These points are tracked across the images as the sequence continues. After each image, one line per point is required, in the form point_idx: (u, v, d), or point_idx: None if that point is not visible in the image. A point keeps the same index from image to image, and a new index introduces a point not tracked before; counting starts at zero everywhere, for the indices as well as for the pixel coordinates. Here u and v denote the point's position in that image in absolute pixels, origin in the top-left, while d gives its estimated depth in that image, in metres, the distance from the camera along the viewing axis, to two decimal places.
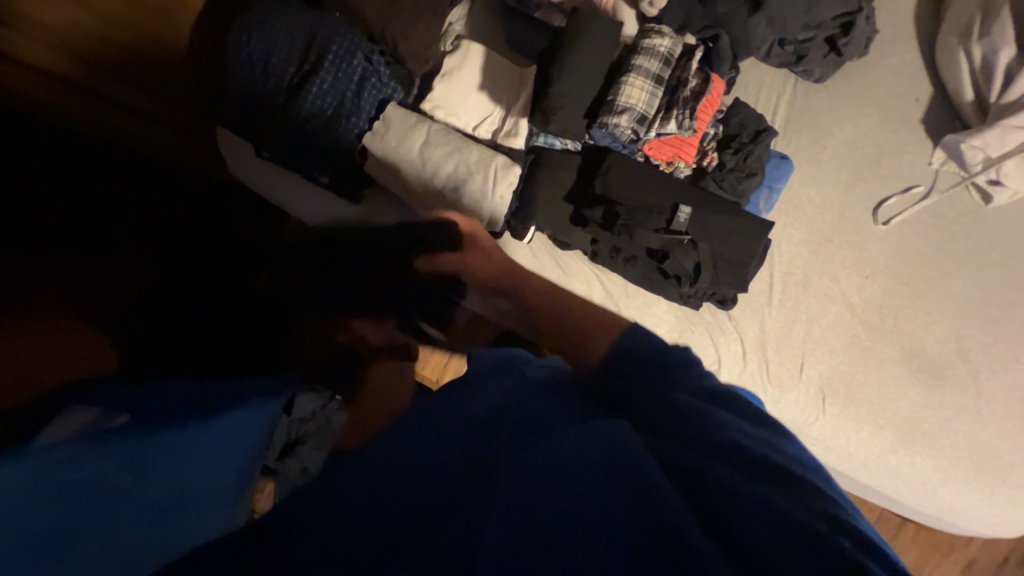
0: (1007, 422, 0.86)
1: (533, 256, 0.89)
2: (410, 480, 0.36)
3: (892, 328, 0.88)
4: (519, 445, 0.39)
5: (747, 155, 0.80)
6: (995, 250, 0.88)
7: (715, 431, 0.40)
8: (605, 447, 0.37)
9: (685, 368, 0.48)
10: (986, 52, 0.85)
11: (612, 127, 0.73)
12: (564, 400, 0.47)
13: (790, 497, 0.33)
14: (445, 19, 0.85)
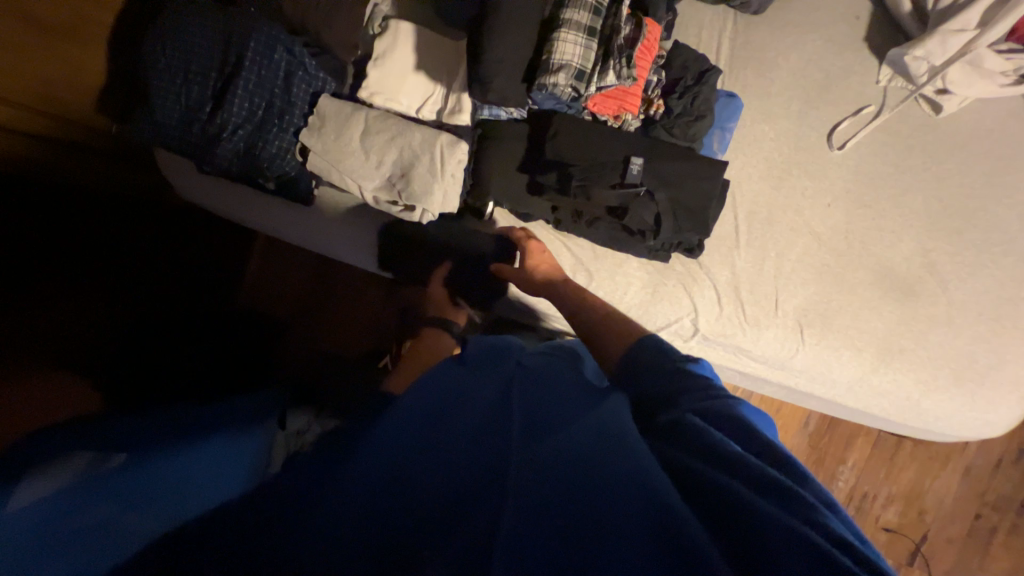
0: (980, 326, 0.87)
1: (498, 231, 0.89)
2: (431, 503, 0.44)
3: (860, 251, 0.88)
4: (563, 437, 0.48)
5: (693, 97, 0.78)
6: (951, 159, 0.88)
7: (727, 446, 0.47)
8: (612, 456, 0.45)
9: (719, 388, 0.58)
10: None
11: (552, 88, 0.71)
12: (584, 408, 0.55)
13: (792, 506, 0.40)
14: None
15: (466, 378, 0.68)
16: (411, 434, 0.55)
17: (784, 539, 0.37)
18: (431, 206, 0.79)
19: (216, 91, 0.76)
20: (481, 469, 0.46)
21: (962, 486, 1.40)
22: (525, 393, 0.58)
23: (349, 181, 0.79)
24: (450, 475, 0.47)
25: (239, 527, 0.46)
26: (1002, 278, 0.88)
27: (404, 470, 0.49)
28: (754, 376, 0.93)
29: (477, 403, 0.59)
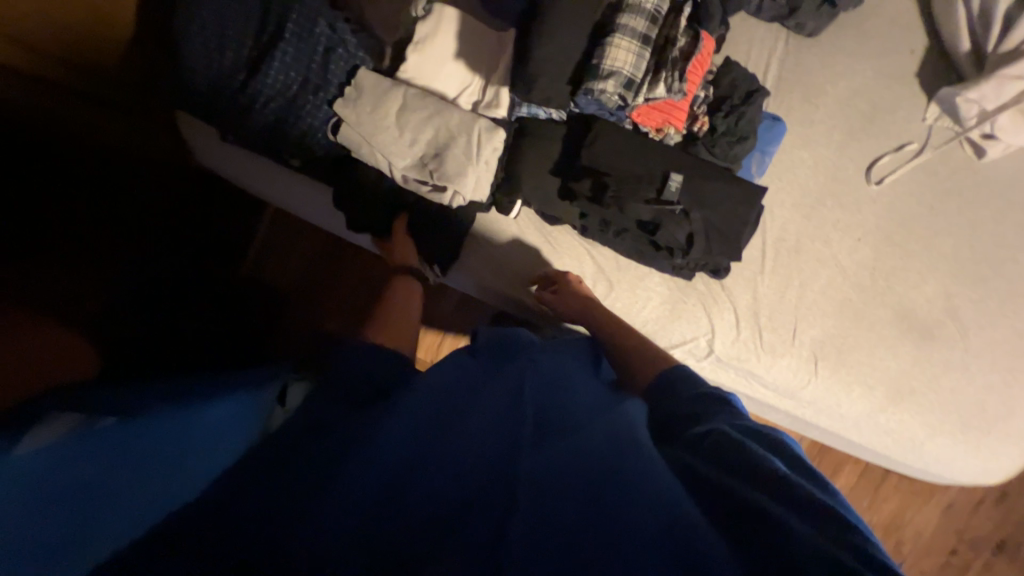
0: (993, 375, 0.87)
1: (522, 229, 0.86)
2: (463, 480, 0.45)
3: (883, 288, 0.88)
4: (582, 438, 0.52)
5: (739, 117, 0.76)
6: (986, 205, 0.87)
7: (756, 454, 0.51)
8: (630, 463, 0.48)
9: (720, 404, 0.64)
10: None
11: (600, 94, 0.69)
12: (599, 416, 0.57)
13: (812, 514, 0.44)
14: None
15: (479, 361, 0.68)
16: (438, 406, 0.56)
17: (807, 545, 0.40)
18: (464, 189, 0.75)
19: (249, 60, 0.74)
20: (490, 455, 0.48)
21: (941, 523, 1.42)
22: (542, 389, 0.60)
23: (380, 160, 0.76)
24: (468, 457, 0.48)
25: (267, 479, 0.46)
26: (1021, 330, 0.88)
27: (424, 441, 0.50)
28: (761, 401, 0.93)
29: (497, 388, 0.61)
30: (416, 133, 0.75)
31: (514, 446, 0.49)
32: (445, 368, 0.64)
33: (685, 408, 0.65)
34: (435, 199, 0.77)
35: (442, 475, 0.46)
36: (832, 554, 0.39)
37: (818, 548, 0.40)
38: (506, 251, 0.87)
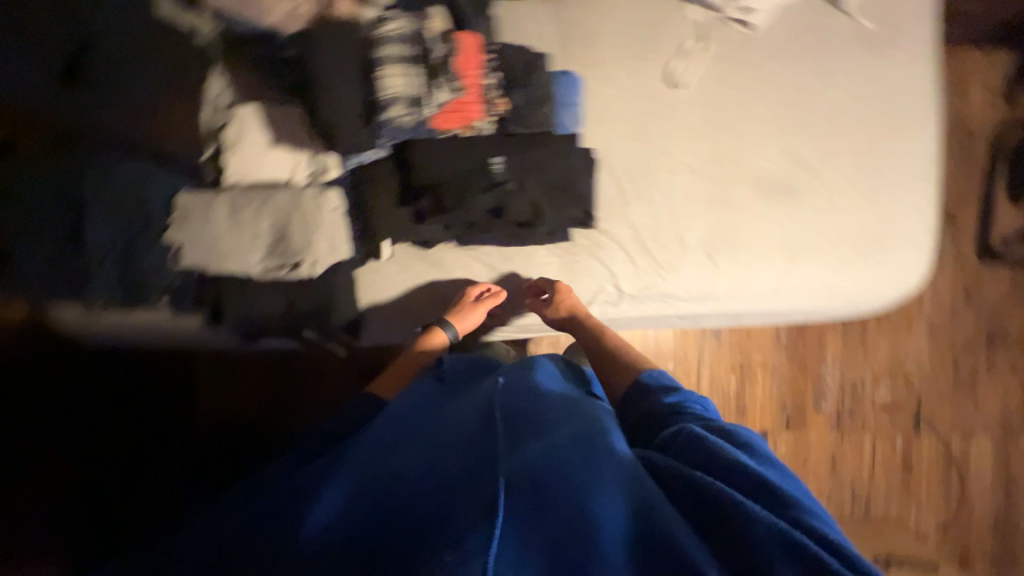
0: (859, 198, 0.94)
1: (407, 262, 0.92)
2: (443, 485, 0.51)
3: (734, 169, 0.95)
4: (560, 441, 0.56)
5: (529, 87, 0.82)
6: (778, 63, 0.95)
7: (718, 447, 0.55)
8: (604, 467, 0.53)
9: (685, 405, 0.67)
10: None
11: (392, 122, 0.75)
12: (567, 419, 0.62)
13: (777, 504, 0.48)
14: (208, 97, 0.81)
15: (446, 392, 0.76)
16: (415, 437, 0.61)
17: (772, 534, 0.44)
18: (320, 253, 0.78)
19: (62, 225, 0.71)
20: (469, 465, 0.53)
21: None
22: (513, 404, 0.66)
23: (235, 266, 0.77)
24: (451, 474, 0.52)
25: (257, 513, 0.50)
26: (864, 150, 0.95)
27: (411, 470, 0.54)
28: (691, 314, 0.97)
29: (464, 409, 0.66)
30: (254, 226, 0.77)
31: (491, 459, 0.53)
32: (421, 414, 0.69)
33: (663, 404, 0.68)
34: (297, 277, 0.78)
35: (432, 494, 0.50)
36: (798, 539, 0.43)
37: (781, 532, 0.44)
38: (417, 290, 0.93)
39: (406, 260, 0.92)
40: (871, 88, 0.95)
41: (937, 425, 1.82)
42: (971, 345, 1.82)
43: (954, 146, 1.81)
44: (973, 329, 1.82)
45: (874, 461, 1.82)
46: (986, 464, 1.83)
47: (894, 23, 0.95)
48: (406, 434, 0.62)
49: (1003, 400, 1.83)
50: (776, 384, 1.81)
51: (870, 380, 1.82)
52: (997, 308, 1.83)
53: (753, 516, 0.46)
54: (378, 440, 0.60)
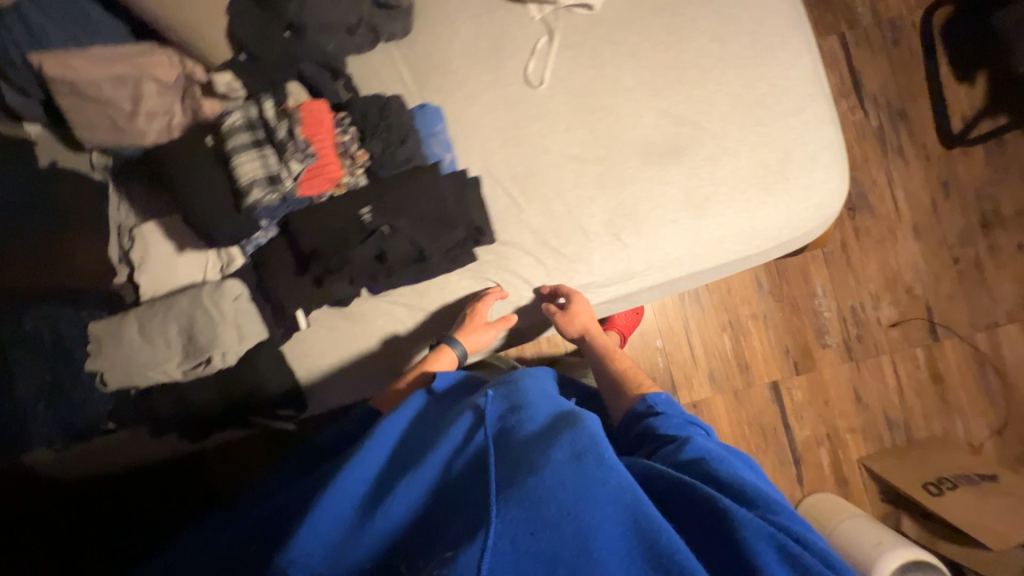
0: (750, 136, 0.92)
1: (330, 322, 0.94)
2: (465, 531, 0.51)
3: (617, 145, 0.94)
4: (553, 448, 0.57)
5: (383, 131, 0.85)
6: (630, 31, 0.94)
7: (720, 468, 0.64)
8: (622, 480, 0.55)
9: (686, 422, 0.76)
10: None
11: (258, 203, 0.77)
12: (574, 424, 0.63)
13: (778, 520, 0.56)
14: (111, 223, 0.90)
15: (435, 412, 0.76)
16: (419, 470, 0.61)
17: (767, 539, 0.53)
18: (230, 341, 0.83)
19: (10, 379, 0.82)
20: (471, 487, 0.56)
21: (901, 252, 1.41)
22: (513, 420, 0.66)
23: (156, 374, 0.81)
24: (459, 500, 0.56)
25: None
26: (741, 88, 0.92)
27: (418, 501, 0.58)
28: (619, 297, 0.96)
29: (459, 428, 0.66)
30: (163, 333, 0.80)
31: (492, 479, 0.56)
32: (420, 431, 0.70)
33: (663, 423, 0.75)
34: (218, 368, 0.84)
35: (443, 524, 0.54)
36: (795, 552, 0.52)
37: (773, 539, 0.52)
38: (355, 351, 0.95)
39: (329, 320, 0.94)
40: (730, 27, 0.93)
41: (956, 328, 1.71)
42: (966, 238, 1.72)
43: (882, 44, 1.74)
44: (963, 220, 1.72)
45: (901, 384, 1.71)
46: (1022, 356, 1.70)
47: None
48: (410, 456, 0.65)
49: (1019, 285, 1.71)
50: (774, 332, 1.73)
51: (871, 301, 1.72)
52: (983, 192, 1.72)
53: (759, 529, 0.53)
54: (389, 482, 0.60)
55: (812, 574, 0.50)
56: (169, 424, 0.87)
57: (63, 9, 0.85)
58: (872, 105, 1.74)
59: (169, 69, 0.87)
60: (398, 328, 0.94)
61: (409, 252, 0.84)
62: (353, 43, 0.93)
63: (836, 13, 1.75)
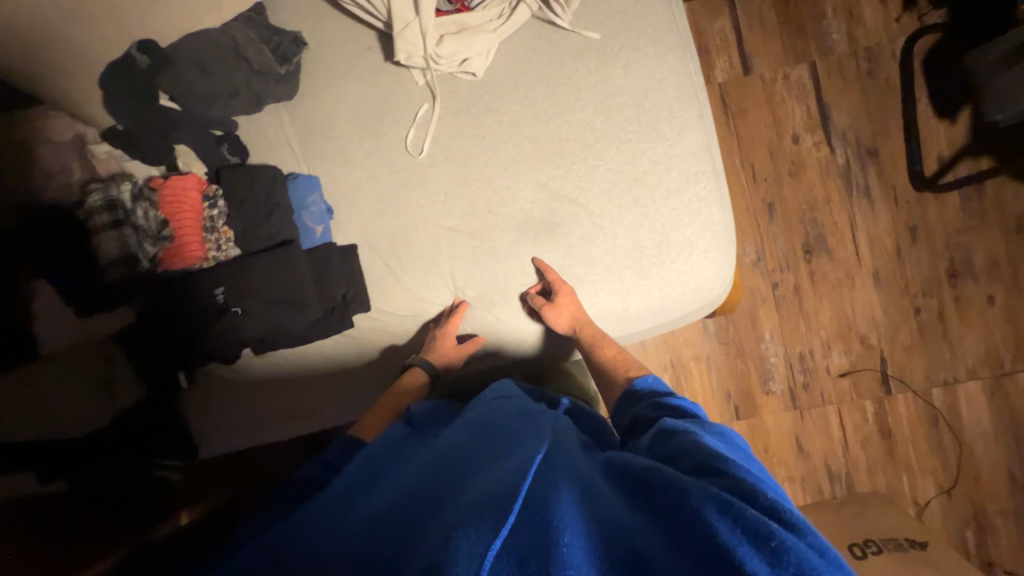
0: (628, 216, 0.89)
1: (230, 377, 1.00)
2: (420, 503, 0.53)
3: (494, 218, 0.93)
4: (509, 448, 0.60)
5: (249, 209, 0.90)
6: (512, 102, 0.92)
7: (689, 442, 0.60)
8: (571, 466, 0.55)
9: (670, 406, 0.73)
10: None
11: (121, 280, 0.85)
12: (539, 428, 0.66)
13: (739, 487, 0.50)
14: None
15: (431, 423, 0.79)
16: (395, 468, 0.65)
17: (712, 501, 0.47)
18: (86, 408, 0.87)
19: None
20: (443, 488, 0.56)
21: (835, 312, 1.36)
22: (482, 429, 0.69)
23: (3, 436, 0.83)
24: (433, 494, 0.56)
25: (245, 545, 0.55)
26: (621, 165, 0.89)
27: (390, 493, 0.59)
28: (493, 367, 0.96)
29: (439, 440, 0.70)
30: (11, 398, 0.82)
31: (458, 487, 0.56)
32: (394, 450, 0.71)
33: (645, 410, 0.72)
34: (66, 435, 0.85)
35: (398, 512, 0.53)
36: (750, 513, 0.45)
37: (714, 496, 0.47)
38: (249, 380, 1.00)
39: (229, 375, 1.00)
40: (617, 99, 0.89)
41: (910, 382, 1.63)
42: (931, 287, 1.62)
43: (856, 75, 1.62)
44: (929, 268, 1.62)
45: (846, 435, 1.64)
46: (979, 415, 1.61)
47: (624, 26, 0.89)
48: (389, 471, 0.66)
49: (984, 341, 1.61)
50: (716, 374, 1.67)
51: (821, 349, 1.65)
52: (954, 240, 1.61)
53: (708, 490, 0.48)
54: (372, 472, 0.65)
55: (756, 528, 0.44)
56: (48, 480, 0.86)
57: None
58: (841, 141, 1.63)
59: (63, 130, 0.87)
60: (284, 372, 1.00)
61: (264, 328, 0.89)
62: (235, 107, 0.92)
63: (808, 39, 1.63)
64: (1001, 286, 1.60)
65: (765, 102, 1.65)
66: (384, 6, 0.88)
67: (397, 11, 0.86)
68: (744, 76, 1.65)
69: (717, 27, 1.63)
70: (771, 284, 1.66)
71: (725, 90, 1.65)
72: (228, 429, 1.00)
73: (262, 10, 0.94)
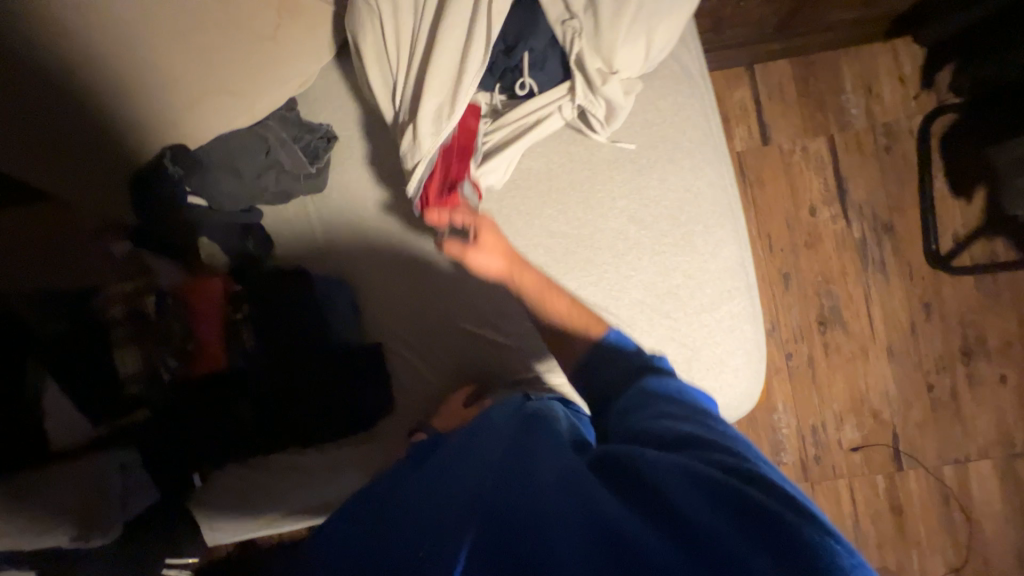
0: (657, 329, 0.88)
1: (242, 474, 0.92)
2: (402, 553, 0.51)
3: (521, 319, 0.93)
4: (486, 476, 0.56)
5: (286, 309, 0.91)
6: (546, 208, 0.90)
7: (684, 429, 0.55)
8: (556, 484, 0.50)
9: (633, 365, 0.68)
10: (393, 77, 0.83)
11: (134, 393, 0.87)
12: (517, 441, 0.61)
13: (732, 468, 0.48)
14: None
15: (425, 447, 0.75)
16: (386, 506, 0.62)
17: (720, 515, 0.42)
18: (112, 513, 0.84)
19: None
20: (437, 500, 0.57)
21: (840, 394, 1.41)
22: (461, 456, 0.64)
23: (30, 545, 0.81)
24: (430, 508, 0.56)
25: None
26: (654, 277, 0.88)
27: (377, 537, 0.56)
28: None
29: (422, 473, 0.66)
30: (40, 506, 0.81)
31: (442, 516, 0.53)
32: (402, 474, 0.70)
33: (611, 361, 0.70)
34: (92, 543, 0.83)
35: (394, 538, 0.54)
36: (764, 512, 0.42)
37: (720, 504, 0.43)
38: (261, 482, 0.93)
39: (230, 474, 0.92)
40: (651, 211, 0.89)
41: (922, 458, 1.62)
42: (944, 363, 1.62)
43: (874, 150, 1.63)
44: (942, 345, 1.62)
45: (856, 509, 1.63)
46: (990, 494, 1.60)
47: (660, 138, 0.88)
48: (378, 508, 0.63)
49: (996, 419, 1.61)
50: None
51: (833, 422, 1.64)
52: (968, 317, 1.61)
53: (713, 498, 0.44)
54: (371, 512, 0.63)
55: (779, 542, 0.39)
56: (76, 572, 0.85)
57: None
58: (857, 214, 1.64)
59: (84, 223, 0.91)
60: (299, 466, 0.93)
61: (295, 421, 0.91)
62: (263, 202, 0.90)
63: (827, 112, 1.63)
64: (1014, 366, 1.61)
65: (782, 172, 1.65)
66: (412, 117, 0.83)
67: (427, 124, 0.81)
68: (763, 146, 1.65)
69: (738, 96, 1.63)
70: (784, 353, 1.66)
71: (743, 158, 1.66)
72: (251, 528, 0.93)
73: (293, 104, 0.92)
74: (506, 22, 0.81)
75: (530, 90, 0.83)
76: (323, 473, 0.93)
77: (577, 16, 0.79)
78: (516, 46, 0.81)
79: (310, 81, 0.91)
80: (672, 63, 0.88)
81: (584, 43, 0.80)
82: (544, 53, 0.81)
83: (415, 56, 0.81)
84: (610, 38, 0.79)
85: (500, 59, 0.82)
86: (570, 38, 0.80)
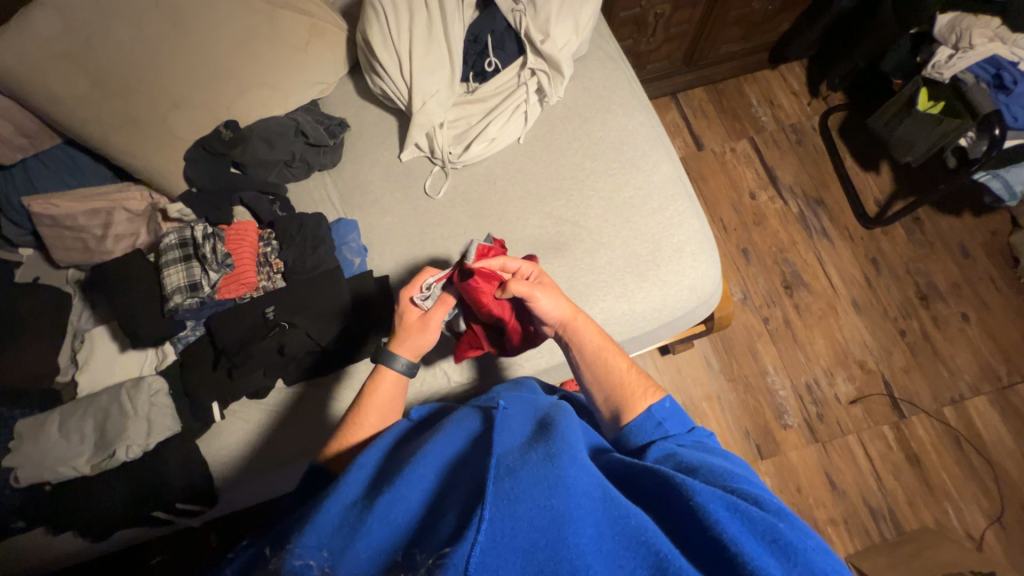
0: (623, 233, 1.05)
1: (246, 417, 0.98)
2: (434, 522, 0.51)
3: (509, 240, 1.07)
4: (519, 453, 0.54)
5: (304, 240, 1.03)
6: (517, 154, 1.13)
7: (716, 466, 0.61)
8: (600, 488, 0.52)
9: (677, 413, 0.73)
10: (387, 54, 1.08)
11: (179, 306, 0.96)
12: (550, 430, 0.59)
13: (757, 500, 0.55)
14: (70, 327, 1.04)
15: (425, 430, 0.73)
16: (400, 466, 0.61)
17: (751, 542, 0.49)
18: (136, 436, 0.90)
19: None
20: (463, 480, 0.54)
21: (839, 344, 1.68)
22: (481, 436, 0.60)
23: (64, 465, 0.89)
24: (455, 485, 0.55)
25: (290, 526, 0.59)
26: (612, 192, 1.08)
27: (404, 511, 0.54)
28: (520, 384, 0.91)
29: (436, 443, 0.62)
30: (81, 431, 0.92)
31: (470, 489, 0.52)
32: (403, 439, 0.70)
33: (662, 405, 0.73)
34: (117, 462, 0.89)
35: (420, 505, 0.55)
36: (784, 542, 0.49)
37: (750, 533, 0.50)
38: (274, 419, 0.98)
39: (247, 412, 0.98)
40: (600, 146, 1.12)
41: (920, 403, 1.65)
42: (907, 310, 1.75)
43: (789, 145, 1.97)
44: (900, 294, 1.77)
45: (875, 465, 1.59)
46: (997, 431, 1.61)
47: (597, 97, 1.16)
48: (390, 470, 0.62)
49: (973, 356, 1.69)
50: (730, 413, 1.67)
51: (825, 377, 1.70)
52: (914, 267, 1.80)
53: (743, 526, 0.51)
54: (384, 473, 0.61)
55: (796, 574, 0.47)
56: (100, 495, 0.90)
57: (61, 160, 1.08)
58: (790, 194, 1.91)
59: (140, 202, 1.07)
60: (312, 394, 0.99)
61: (307, 339, 0.96)
62: (290, 173, 1.12)
63: (743, 122, 2.01)
64: (970, 305, 1.74)
65: (718, 169, 1.96)
66: (406, 90, 1.09)
67: (418, 92, 1.08)
68: (699, 151, 1.99)
69: (669, 117, 2.02)
70: (762, 319, 1.77)
71: (685, 162, 1.98)
72: (249, 473, 0.96)
73: (316, 104, 1.19)
74: (469, 23, 1.13)
75: (493, 65, 1.12)
76: (335, 395, 0.98)
77: (521, 4, 1.09)
78: (480, 35, 1.12)
79: (329, 89, 1.18)
80: (597, 49, 1.20)
81: (528, 20, 1.09)
82: (501, 36, 1.12)
83: (404, 38, 1.08)
84: (547, 16, 1.09)
85: (470, 48, 1.13)
86: (518, 21, 1.10)
